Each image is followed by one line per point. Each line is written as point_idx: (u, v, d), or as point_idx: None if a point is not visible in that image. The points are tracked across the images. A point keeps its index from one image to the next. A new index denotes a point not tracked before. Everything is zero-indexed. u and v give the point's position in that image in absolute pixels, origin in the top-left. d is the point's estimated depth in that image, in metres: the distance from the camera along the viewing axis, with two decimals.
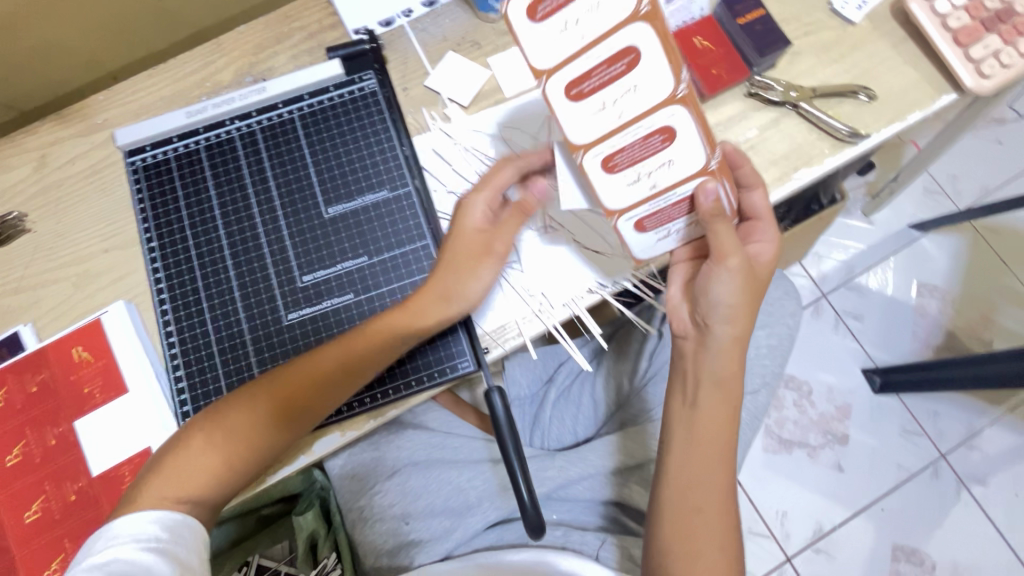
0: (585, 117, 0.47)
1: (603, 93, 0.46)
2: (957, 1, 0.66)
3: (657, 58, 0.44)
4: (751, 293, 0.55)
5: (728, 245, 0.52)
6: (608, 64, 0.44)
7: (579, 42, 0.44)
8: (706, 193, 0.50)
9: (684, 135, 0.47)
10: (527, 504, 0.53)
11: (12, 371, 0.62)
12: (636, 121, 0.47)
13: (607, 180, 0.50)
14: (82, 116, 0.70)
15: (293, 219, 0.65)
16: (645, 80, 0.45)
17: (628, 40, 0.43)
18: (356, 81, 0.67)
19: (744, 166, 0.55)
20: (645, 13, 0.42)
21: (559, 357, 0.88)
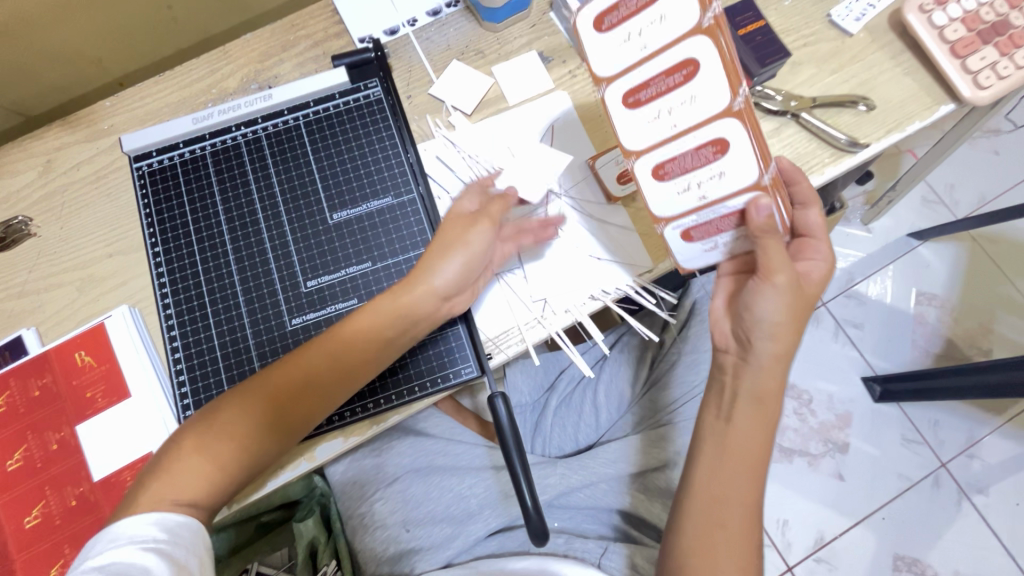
0: (641, 123, 0.51)
1: (659, 100, 0.49)
2: (955, 14, 0.67)
3: (714, 70, 0.45)
4: (800, 310, 0.53)
5: (779, 260, 0.50)
6: (665, 75, 0.47)
7: (637, 54, 0.48)
8: (757, 208, 0.49)
9: (737, 146, 0.48)
10: (531, 511, 0.52)
11: (15, 375, 0.62)
12: (687, 133, 0.49)
13: (656, 187, 0.53)
14: (89, 121, 0.70)
15: (297, 224, 0.65)
16: (701, 91, 0.47)
17: (683, 53, 0.46)
18: (362, 88, 0.68)
19: (799, 183, 0.57)
20: (706, 27, 0.44)
21: (560, 364, 0.88)
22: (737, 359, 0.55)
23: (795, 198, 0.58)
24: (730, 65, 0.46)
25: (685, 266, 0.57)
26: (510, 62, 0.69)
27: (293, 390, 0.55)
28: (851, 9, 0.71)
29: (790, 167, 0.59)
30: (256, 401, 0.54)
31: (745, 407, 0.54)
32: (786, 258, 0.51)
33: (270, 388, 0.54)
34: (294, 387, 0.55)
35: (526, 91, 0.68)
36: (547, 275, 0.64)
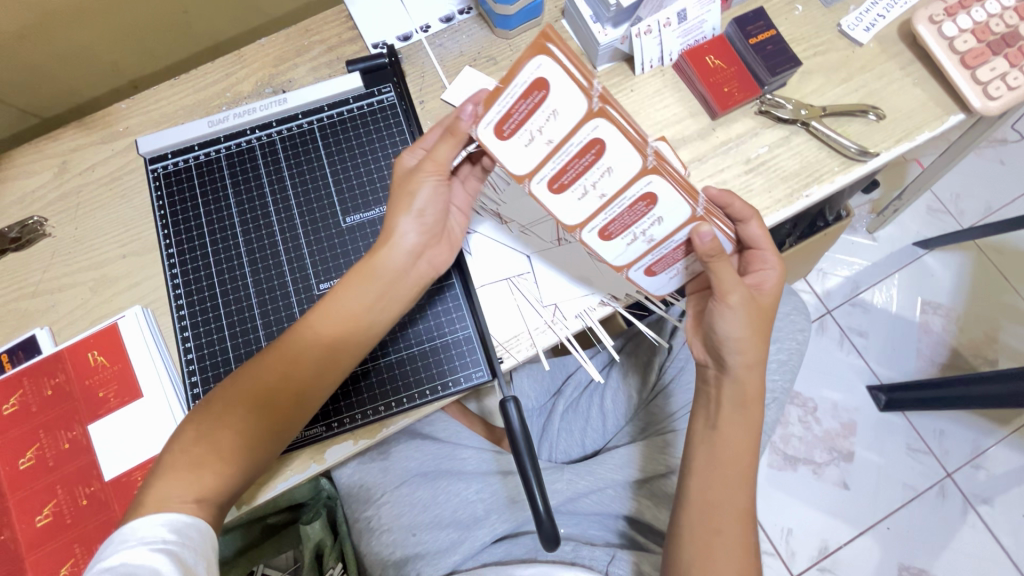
0: (572, 205, 0.51)
1: (580, 180, 0.49)
2: (965, 25, 0.68)
3: (620, 142, 0.46)
4: (759, 323, 0.56)
5: (730, 281, 0.53)
6: (578, 157, 0.47)
7: (544, 149, 0.47)
8: (701, 236, 0.51)
9: (665, 197, 0.49)
10: (542, 515, 0.52)
11: (28, 374, 0.62)
12: (617, 198, 0.50)
13: (607, 247, 0.54)
14: (105, 123, 0.71)
15: (310, 227, 0.65)
16: (616, 161, 0.47)
17: (589, 135, 0.45)
18: (376, 93, 0.69)
19: (732, 203, 0.57)
20: (597, 109, 0.44)
21: (567, 369, 0.89)
22: (715, 375, 0.58)
23: (732, 216, 0.58)
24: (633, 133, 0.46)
25: (658, 292, 0.61)
26: None
27: (281, 373, 0.54)
28: (861, 19, 0.71)
29: (717, 192, 0.58)
30: (246, 383, 0.54)
31: (731, 413, 0.56)
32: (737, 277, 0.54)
33: (259, 373, 0.54)
34: (282, 370, 0.54)
35: None
36: (557, 281, 0.64)
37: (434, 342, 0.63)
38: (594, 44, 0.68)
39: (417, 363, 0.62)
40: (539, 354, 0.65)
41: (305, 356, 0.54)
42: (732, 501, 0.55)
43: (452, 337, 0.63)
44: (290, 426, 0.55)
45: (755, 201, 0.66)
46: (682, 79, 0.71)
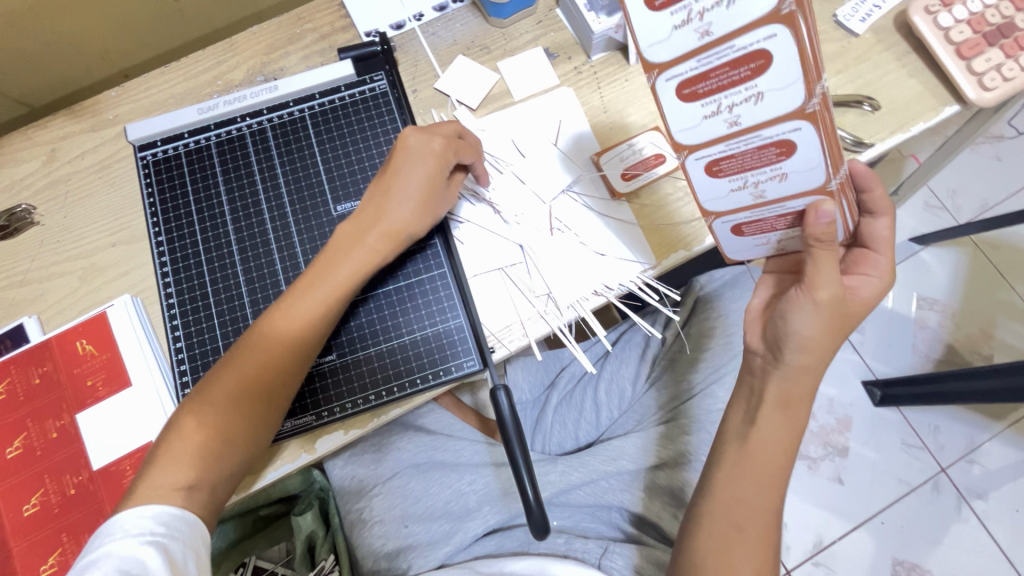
0: (694, 117, 0.42)
1: (718, 96, 0.40)
2: (961, 15, 0.67)
3: (789, 64, 0.37)
4: (838, 327, 0.52)
5: (827, 275, 0.49)
6: (730, 67, 0.38)
7: (692, 41, 0.38)
8: (819, 215, 0.46)
9: (804, 150, 0.42)
10: (532, 503, 0.52)
11: (16, 363, 0.62)
12: (750, 131, 0.42)
13: (707, 184, 0.48)
14: (94, 111, 0.70)
15: (301, 216, 0.65)
16: (771, 86, 0.38)
17: (757, 44, 0.36)
18: (368, 81, 0.68)
19: (873, 190, 0.55)
20: (785, 13, 0.35)
21: (562, 361, 0.87)
22: (763, 365, 0.56)
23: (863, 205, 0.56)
24: (807, 61, 0.37)
25: (728, 256, 0.56)
26: (516, 58, 0.69)
27: (286, 354, 0.55)
28: (856, 10, 0.71)
29: (864, 171, 0.55)
30: (246, 368, 0.54)
31: (772, 412, 0.54)
32: (836, 272, 0.49)
33: (258, 355, 0.54)
34: (283, 354, 0.55)
35: (533, 87, 0.68)
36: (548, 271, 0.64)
37: (425, 330, 0.62)
38: (587, 33, 0.66)
39: (408, 352, 0.62)
40: (532, 344, 0.65)
41: (303, 334, 0.55)
42: (719, 490, 0.54)
43: (442, 327, 0.62)
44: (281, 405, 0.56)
45: None
46: None
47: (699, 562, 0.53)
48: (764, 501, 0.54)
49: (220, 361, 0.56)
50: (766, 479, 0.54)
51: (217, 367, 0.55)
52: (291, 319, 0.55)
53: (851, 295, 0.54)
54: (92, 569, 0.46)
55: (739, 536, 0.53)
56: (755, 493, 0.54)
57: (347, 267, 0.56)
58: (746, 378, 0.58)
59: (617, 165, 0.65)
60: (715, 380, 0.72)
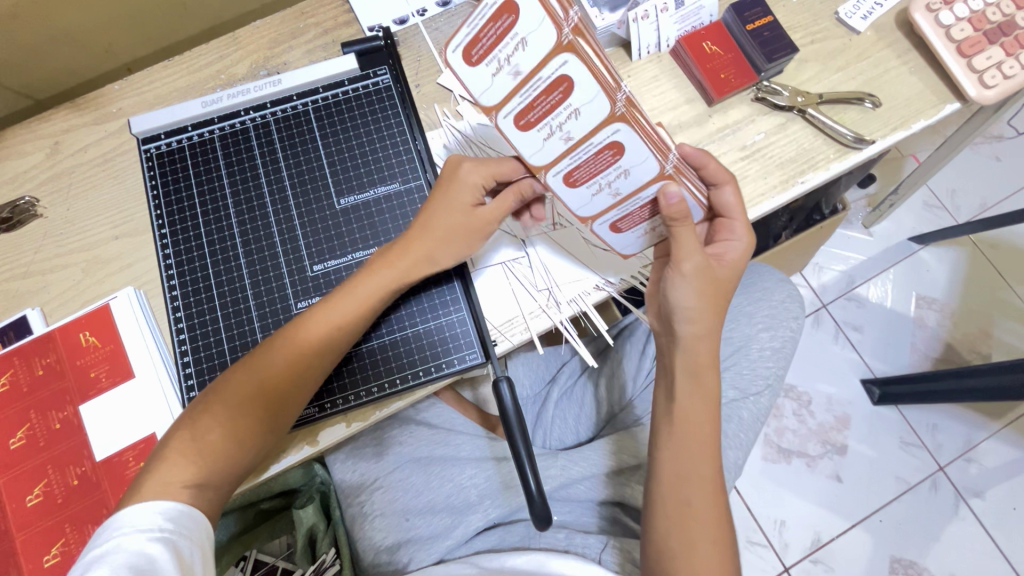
0: (536, 142, 0.47)
1: (547, 120, 0.46)
2: (962, 13, 0.68)
3: (588, 83, 0.42)
4: (715, 294, 0.54)
5: (688, 247, 0.53)
6: (545, 94, 0.44)
7: (510, 81, 0.43)
8: (667, 197, 0.51)
9: (632, 148, 0.47)
10: (534, 494, 0.52)
11: (19, 354, 0.62)
12: (583, 143, 0.47)
13: (571, 194, 0.52)
14: (97, 104, 0.70)
15: (305, 210, 0.65)
16: (584, 101, 0.44)
17: (558, 71, 0.42)
18: (371, 75, 0.68)
19: (708, 164, 0.54)
20: (567, 43, 0.40)
21: (561, 358, 0.89)
22: (667, 344, 0.57)
23: (707, 178, 0.55)
24: (604, 74, 0.42)
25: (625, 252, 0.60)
26: None
27: (304, 364, 0.55)
28: (858, 7, 0.71)
29: (694, 151, 0.55)
30: (265, 377, 0.54)
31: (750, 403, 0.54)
32: (697, 245, 0.53)
33: (274, 366, 0.54)
34: (299, 364, 0.54)
35: None
36: (550, 266, 0.65)
37: (429, 324, 0.62)
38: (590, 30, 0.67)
39: (411, 345, 0.62)
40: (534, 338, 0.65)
41: (315, 346, 0.55)
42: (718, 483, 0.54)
43: (447, 321, 0.62)
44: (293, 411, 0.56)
45: (749, 188, 0.66)
46: (679, 64, 0.70)
47: (701, 556, 0.53)
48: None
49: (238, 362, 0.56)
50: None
51: (234, 369, 0.55)
52: (309, 329, 0.55)
53: (715, 262, 0.55)
54: (100, 563, 0.47)
55: None
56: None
57: (372, 283, 0.56)
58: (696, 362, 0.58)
59: None
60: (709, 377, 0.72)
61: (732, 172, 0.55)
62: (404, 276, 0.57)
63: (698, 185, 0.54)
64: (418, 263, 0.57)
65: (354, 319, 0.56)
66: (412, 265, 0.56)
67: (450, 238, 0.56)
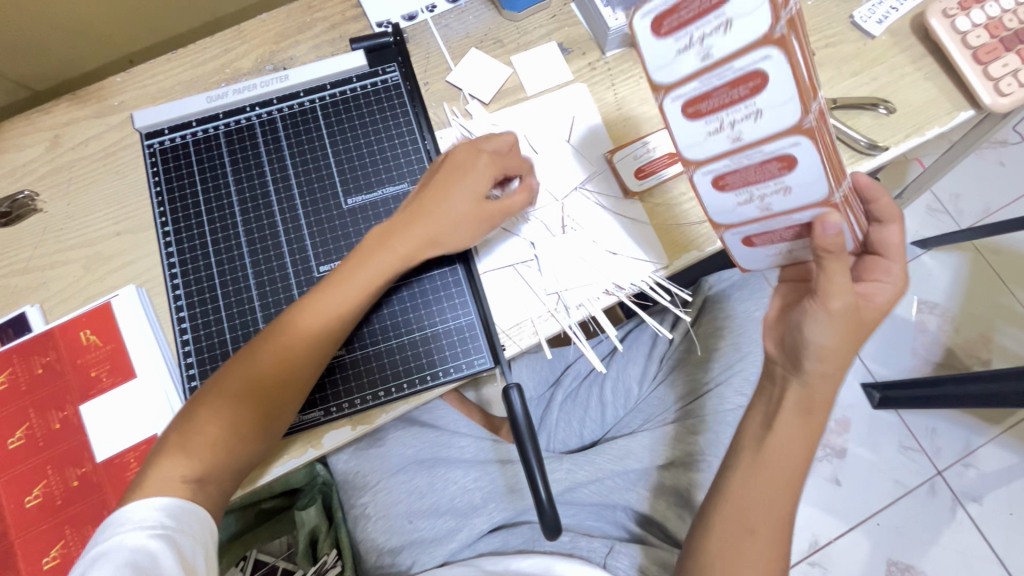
0: (698, 134, 0.43)
1: (721, 112, 0.41)
2: (978, 19, 0.67)
3: (786, 85, 0.37)
4: (855, 334, 0.50)
5: (839, 284, 0.47)
6: (729, 86, 0.39)
7: (695, 64, 0.39)
8: (825, 226, 0.44)
9: (805, 167, 0.41)
10: (544, 504, 0.52)
11: (18, 352, 0.61)
12: (751, 148, 0.41)
13: (715, 197, 0.48)
14: (98, 97, 0.69)
15: (312, 209, 0.64)
16: (771, 103, 0.38)
17: (755, 64, 0.37)
18: (380, 72, 0.67)
19: (880, 200, 0.54)
20: (778, 35, 0.35)
21: (567, 360, 0.88)
22: (787, 374, 0.54)
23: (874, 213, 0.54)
24: (804, 78, 0.37)
25: (747, 266, 0.56)
26: (529, 52, 0.68)
27: (303, 352, 0.54)
28: (873, 11, 0.70)
29: (870, 182, 0.55)
30: (264, 363, 0.53)
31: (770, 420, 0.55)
32: (847, 282, 0.48)
33: (272, 357, 0.53)
34: (298, 351, 0.54)
35: (546, 82, 0.67)
36: (560, 269, 0.64)
37: (438, 327, 0.62)
38: (603, 29, 0.66)
39: (418, 348, 0.62)
40: (541, 341, 0.64)
41: (314, 334, 0.54)
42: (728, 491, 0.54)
43: (455, 324, 0.62)
44: (290, 405, 0.55)
45: None
46: None
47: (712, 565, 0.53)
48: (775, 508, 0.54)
49: (238, 352, 0.56)
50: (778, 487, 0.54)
51: (234, 359, 0.55)
52: (308, 316, 0.54)
53: (862, 302, 0.52)
54: (102, 559, 0.45)
55: (740, 540, 0.53)
56: (770, 503, 0.54)
57: (372, 268, 0.56)
58: (765, 383, 0.58)
59: (630, 162, 0.64)
60: (721, 380, 0.72)
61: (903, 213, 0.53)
62: (402, 260, 0.57)
63: (860, 216, 0.52)
64: (416, 245, 0.57)
65: (353, 305, 0.56)
66: (409, 248, 0.57)
67: (449, 220, 0.56)
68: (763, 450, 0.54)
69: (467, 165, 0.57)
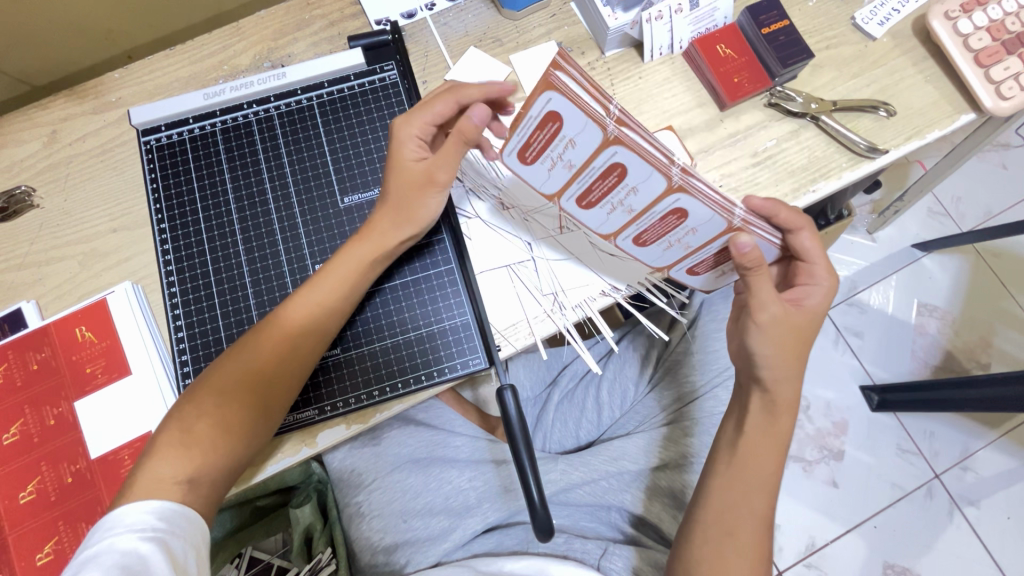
0: (601, 216, 0.57)
1: (607, 198, 0.54)
2: (980, 22, 0.67)
3: (639, 163, 0.49)
4: (794, 343, 0.54)
5: (765, 296, 0.52)
6: (602, 178, 0.52)
7: (567, 173, 0.53)
8: (740, 246, 0.52)
9: (694, 212, 0.52)
10: (537, 506, 0.52)
11: (13, 348, 0.61)
12: (646, 212, 0.54)
13: (643, 251, 0.59)
14: (97, 93, 0.69)
15: (308, 207, 0.64)
16: (638, 180, 0.51)
17: (609, 160, 0.50)
18: (378, 71, 0.67)
19: (779, 213, 0.54)
20: (613, 136, 0.48)
21: (563, 361, 0.87)
22: (746, 385, 0.57)
23: (780, 226, 0.55)
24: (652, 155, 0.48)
25: (703, 289, 0.64)
26: (528, 51, 0.68)
27: (287, 345, 0.54)
28: (875, 13, 0.70)
29: (762, 202, 0.54)
30: (256, 358, 0.53)
31: (765, 424, 0.55)
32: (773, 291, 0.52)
33: (257, 352, 0.53)
34: (287, 347, 0.54)
35: None
36: (557, 270, 0.64)
37: (432, 326, 0.62)
38: (603, 30, 0.66)
39: (413, 348, 0.61)
40: (537, 342, 0.64)
41: (304, 329, 0.55)
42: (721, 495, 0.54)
43: (451, 324, 0.62)
44: (281, 402, 0.55)
45: (761, 194, 0.65)
46: (691, 68, 0.69)
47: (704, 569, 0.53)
48: (767, 511, 0.54)
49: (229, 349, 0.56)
50: (771, 489, 0.55)
51: (224, 356, 0.55)
52: (293, 311, 0.55)
53: (794, 308, 0.54)
54: (92, 563, 0.46)
55: (733, 544, 0.53)
56: (762, 507, 0.54)
57: (349, 259, 0.56)
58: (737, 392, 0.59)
59: None
60: (716, 383, 0.72)
61: (809, 216, 0.54)
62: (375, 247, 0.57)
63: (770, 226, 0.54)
64: (387, 230, 0.57)
65: (335, 298, 0.56)
66: (383, 234, 0.57)
67: (408, 196, 0.56)
68: (758, 454, 0.55)
69: (397, 135, 0.56)
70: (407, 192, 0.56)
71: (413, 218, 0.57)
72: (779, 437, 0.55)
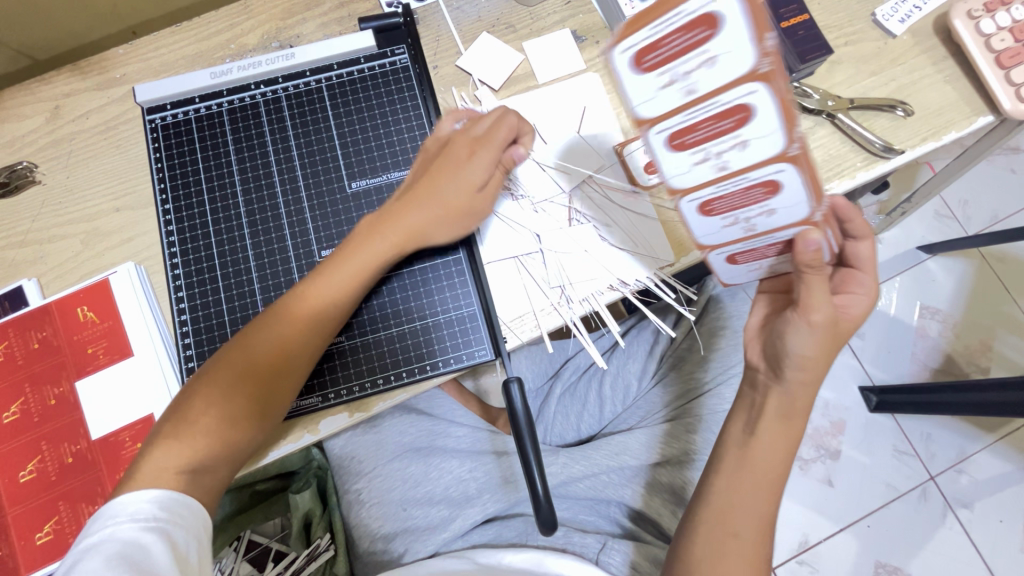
0: (682, 165, 0.40)
1: (706, 146, 0.38)
2: (1003, 22, 0.65)
3: (774, 113, 0.35)
4: (832, 345, 0.51)
5: (821, 299, 0.48)
6: (716, 119, 0.36)
7: (677, 98, 0.36)
8: (807, 244, 0.44)
9: (791, 191, 0.40)
10: (540, 498, 0.51)
11: (15, 326, 0.60)
12: (739, 175, 0.39)
13: (701, 224, 0.45)
14: (101, 68, 0.67)
15: (315, 192, 0.63)
16: (757, 134, 0.36)
17: (741, 98, 0.35)
18: (389, 54, 0.66)
19: (854, 219, 0.52)
20: (763, 72, 0.33)
21: (567, 353, 0.86)
22: (765, 382, 0.55)
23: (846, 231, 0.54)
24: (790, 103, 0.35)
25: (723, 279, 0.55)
26: (542, 38, 0.66)
27: (298, 339, 0.54)
28: (896, 10, 0.69)
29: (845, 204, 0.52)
30: (259, 352, 0.53)
31: (774, 422, 0.54)
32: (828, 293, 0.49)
33: (264, 345, 0.53)
34: (295, 339, 0.54)
35: (558, 70, 0.66)
36: (564, 263, 0.63)
37: (439, 317, 0.61)
38: (619, 19, 0.64)
39: (417, 338, 0.61)
40: (543, 335, 0.64)
41: (311, 322, 0.54)
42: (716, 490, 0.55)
43: (457, 314, 0.61)
44: (284, 395, 0.54)
45: None
46: None
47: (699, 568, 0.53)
48: (767, 507, 0.54)
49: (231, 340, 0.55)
50: (775, 490, 0.55)
51: (223, 347, 0.55)
52: (301, 306, 0.54)
53: (840, 314, 0.53)
54: (92, 553, 0.45)
55: (728, 539, 0.54)
56: (762, 504, 0.54)
57: (361, 255, 0.55)
58: (748, 390, 0.59)
59: (640, 156, 0.62)
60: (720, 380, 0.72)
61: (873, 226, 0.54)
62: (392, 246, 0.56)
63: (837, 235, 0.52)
64: (405, 229, 0.56)
65: (347, 293, 0.55)
66: (403, 235, 0.56)
67: (443, 207, 0.56)
68: (764, 454, 0.54)
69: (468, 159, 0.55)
70: (443, 208, 0.56)
71: (445, 234, 0.58)
72: (784, 439, 0.55)
